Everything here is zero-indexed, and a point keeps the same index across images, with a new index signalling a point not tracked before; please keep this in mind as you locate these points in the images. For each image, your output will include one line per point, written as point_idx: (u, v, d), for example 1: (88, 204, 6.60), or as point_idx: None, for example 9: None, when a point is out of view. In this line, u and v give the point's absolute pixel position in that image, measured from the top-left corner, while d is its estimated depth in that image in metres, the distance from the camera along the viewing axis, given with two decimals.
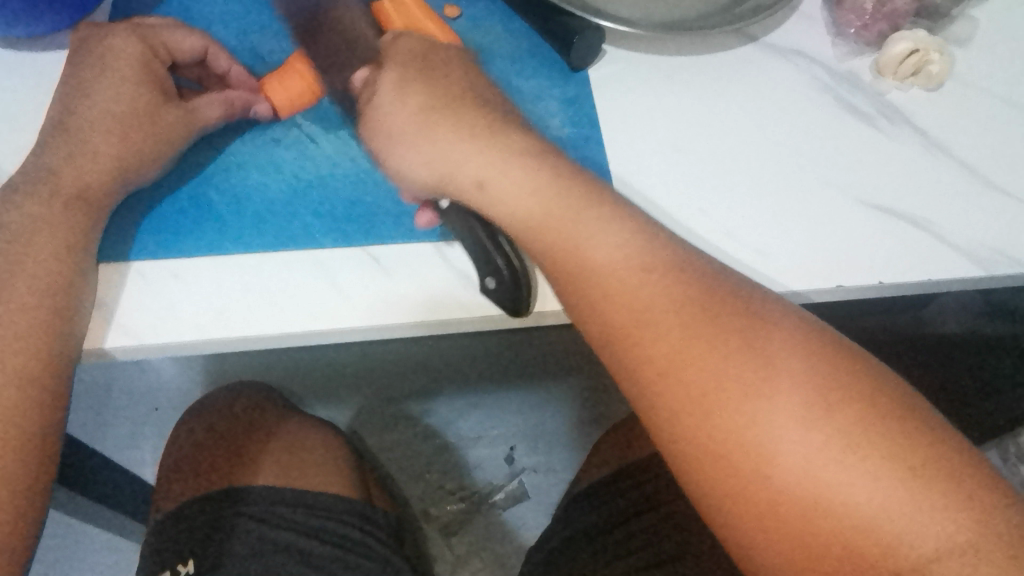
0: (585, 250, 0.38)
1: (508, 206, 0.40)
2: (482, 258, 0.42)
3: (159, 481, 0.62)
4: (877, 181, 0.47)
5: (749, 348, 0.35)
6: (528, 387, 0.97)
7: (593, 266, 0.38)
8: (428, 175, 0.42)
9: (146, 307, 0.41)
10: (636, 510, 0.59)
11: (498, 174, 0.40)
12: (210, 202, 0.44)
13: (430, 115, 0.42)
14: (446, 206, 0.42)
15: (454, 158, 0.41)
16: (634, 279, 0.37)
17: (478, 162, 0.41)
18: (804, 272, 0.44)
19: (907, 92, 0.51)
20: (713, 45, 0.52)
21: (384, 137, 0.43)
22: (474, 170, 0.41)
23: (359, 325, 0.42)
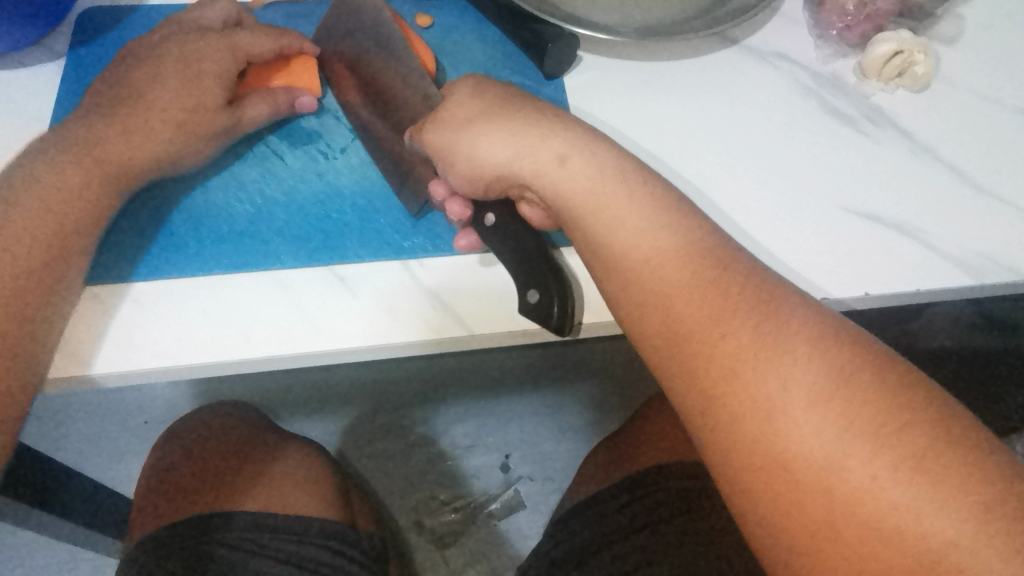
0: (659, 233, 0.37)
1: (584, 186, 0.39)
2: (528, 276, 0.41)
3: (142, 506, 0.61)
4: (863, 188, 0.46)
5: (731, 363, 0.33)
6: (522, 395, 0.96)
7: (660, 249, 0.37)
8: (509, 151, 0.40)
9: (104, 332, 0.39)
10: (624, 529, 0.57)
11: (583, 155, 0.40)
12: (171, 223, 0.43)
13: (505, 104, 0.42)
14: (491, 222, 0.42)
15: (532, 139, 0.40)
16: (708, 272, 0.36)
17: (557, 143, 0.40)
18: (790, 282, 0.43)
19: (893, 94, 0.49)
20: (692, 50, 0.51)
21: (461, 115, 0.41)
22: (556, 147, 0.40)
23: (326, 347, 0.40)
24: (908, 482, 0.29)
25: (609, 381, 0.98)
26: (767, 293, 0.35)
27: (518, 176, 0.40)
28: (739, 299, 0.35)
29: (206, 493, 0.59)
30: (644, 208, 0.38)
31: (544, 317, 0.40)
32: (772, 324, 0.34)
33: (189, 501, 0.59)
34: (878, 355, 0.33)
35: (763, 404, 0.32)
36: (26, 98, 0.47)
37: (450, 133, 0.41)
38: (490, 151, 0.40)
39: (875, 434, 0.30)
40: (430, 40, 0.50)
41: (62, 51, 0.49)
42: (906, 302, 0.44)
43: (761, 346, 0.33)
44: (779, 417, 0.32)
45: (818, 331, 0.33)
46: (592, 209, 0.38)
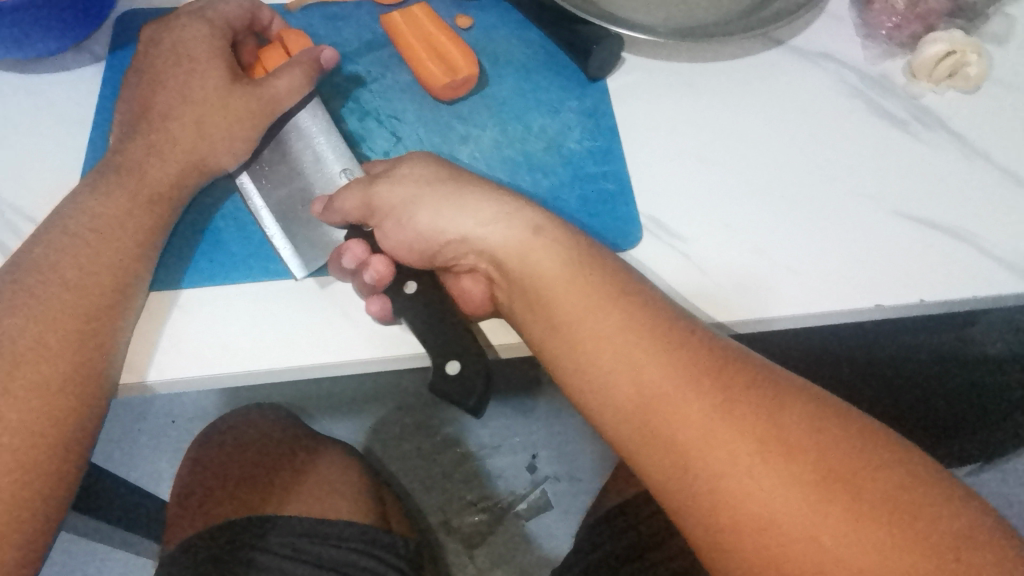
0: (631, 314, 0.35)
1: (547, 266, 0.37)
2: (454, 345, 0.38)
3: (181, 510, 0.62)
4: (913, 193, 0.45)
5: (710, 443, 0.32)
6: (550, 395, 0.94)
7: (630, 328, 0.35)
8: (478, 219, 0.38)
9: (152, 338, 0.40)
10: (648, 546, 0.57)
11: (555, 229, 0.38)
12: (217, 228, 0.43)
13: (464, 174, 0.40)
14: (411, 289, 0.40)
15: (499, 208, 0.39)
16: (679, 354, 0.34)
17: (527, 214, 0.39)
18: (846, 291, 0.42)
19: (943, 95, 0.48)
20: (738, 51, 0.50)
21: (422, 183, 0.39)
22: (530, 217, 0.38)
23: (371, 355, 0.40)
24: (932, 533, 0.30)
25: None
26: (743, 369, 0.34)
27: (482, 244, 0.38)
28: (706, 390, 0.33)
29: (241, 494, 0.60)
30: (619, 283, 0.37)
31: (472, 387, 0.38)
32: (741, 414, 0.33)
33: (225, 505, 0.59)
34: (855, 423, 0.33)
35: (748, 483, 0.31)
36: (68, 101, 0.47)
37: (417, 202, 0.39)
38: (455, 222, 0.38)
39: (863, 505, 0.31)
40: (470, 42, 0.50)
41: (102, 55, 0.49)
42: (962, 308, 0.43)
43: (726, 439, 0.32)
44: (761, 493, 0.31)
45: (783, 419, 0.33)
46: (557, 284, 0.36)
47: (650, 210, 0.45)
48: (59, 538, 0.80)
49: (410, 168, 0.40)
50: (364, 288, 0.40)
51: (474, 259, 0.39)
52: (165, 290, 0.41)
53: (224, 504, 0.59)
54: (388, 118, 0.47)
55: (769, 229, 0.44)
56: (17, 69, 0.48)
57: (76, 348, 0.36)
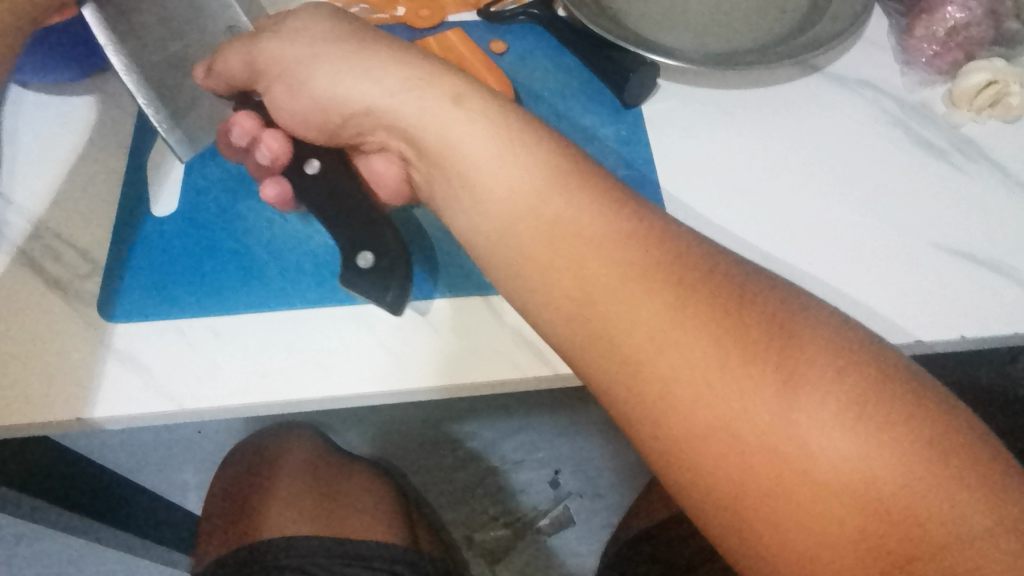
0: (550, 181, 0.32)
1: (480, 160, 0.33)
2: (366, 232, 0.41)
3: (213, 524, 0.63)
4: (952, 224, 0.44)
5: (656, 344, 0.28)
6: (576, 411, 0.94)
7: (571, 208, 0.31)
8: (387, 91, 0.35)
9: (189, 367, 0.40)
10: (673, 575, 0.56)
11: (480, 97, 0.34)
12: (255, 259, 0.44)
13: (364, 39, 0.36)
14: (314, 168, 0.42)
15: (410, 83, 0.34)
16: (617, 237, 0.30)
17: (445, 87, 0.34)
18: (886, 324, 0.41)
19: (984, 124, 0.48)
20: (776, 77, 0.50)
21: (317, 43, 0.36)
22: (448, 87, 0.34)
23: (404, 386, 0.40)
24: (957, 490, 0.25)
25: None
26: (722, 274, 0.29)
27: (397, 119, 0.35)
28: (683, 302, 0.28)
29: (274, 512, 0.61)
30: (569, 171, 0.32)
31: (389, 270, 0.41)
32: (711, 315, 0.28)
33: (258, 522, 0.60)
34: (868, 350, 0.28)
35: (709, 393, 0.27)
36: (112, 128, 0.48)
37: (327, 70, 0.36)
38: (360, 94, 0.35)
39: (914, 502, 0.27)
40: (505, 67, 0.50)
41: None
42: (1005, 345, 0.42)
43: (703, 352, 0.28)
44: (728, 411, 0.27)
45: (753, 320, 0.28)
46: (490, 174, 0.33)
47: None
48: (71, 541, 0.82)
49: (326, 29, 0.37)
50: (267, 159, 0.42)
51: (386, 134, 0.36)
52: (205, 320, 0.42)
53: (258, 519, 0.61)
54: None
55: (806, 258, 0.43)
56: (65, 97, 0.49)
57: None
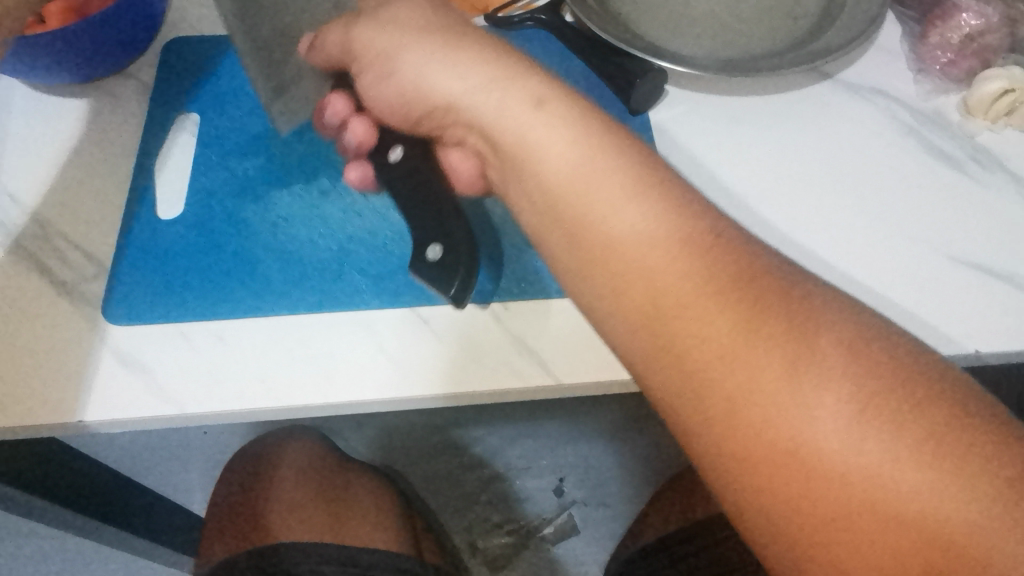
0: (621, 192, 0.29)
1: (548, 157, 0.31)
2: (432, 223, 0.38)
3: (214, 528, 0.63)
4: (966, 236, 0.43)
5: (702, 339, 0.26)
6: (582, 418, 0.93)
7: (637, 215, 0.29)
8: (465, 81, 0.33)
9: (193, 371, 0.40)
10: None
11: (561, 98, 0.32)
12: (259, 260, 0.44)
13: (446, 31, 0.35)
14: (396, 157, 0.41)
15: (493, 76, 0.33)
16: (683, 248, 0.28)
17: (526, 83, 0.32)
18: (918, 332, 0.40)
19: (1000, 133, 0.47)
20: (787, 84, 0.49)
21: (407, 32, 0.35)
22: (529, 88, 0.32)
23: (403, 393, 0.39)
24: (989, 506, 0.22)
25: None
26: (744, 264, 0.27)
27: (472, 112, 0.33)
28: (747, 315, 0.26)
29: (275, 519, 0.60)
30: (628, 158, 0.30)
31: (453, 265, 0.37)
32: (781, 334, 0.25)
33: (258, 528, 0.60)
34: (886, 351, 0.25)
35: (735, 392, 0.25)
36: None
37: (416, 55, 0.35)
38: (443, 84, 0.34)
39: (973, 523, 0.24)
40: None
41: None
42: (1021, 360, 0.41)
43: (774, 371, 0.25)
44: (752, 415, 0.25)
45: (785, 313, 0.26)
46: (550, 156, 0.31)
47: None
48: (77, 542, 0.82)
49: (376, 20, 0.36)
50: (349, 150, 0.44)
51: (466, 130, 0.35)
52: (211, 323, 0.42)
53: (259, 524, 0.60)
54: None
55: (816, 267, 0.42)
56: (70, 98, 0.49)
57: None
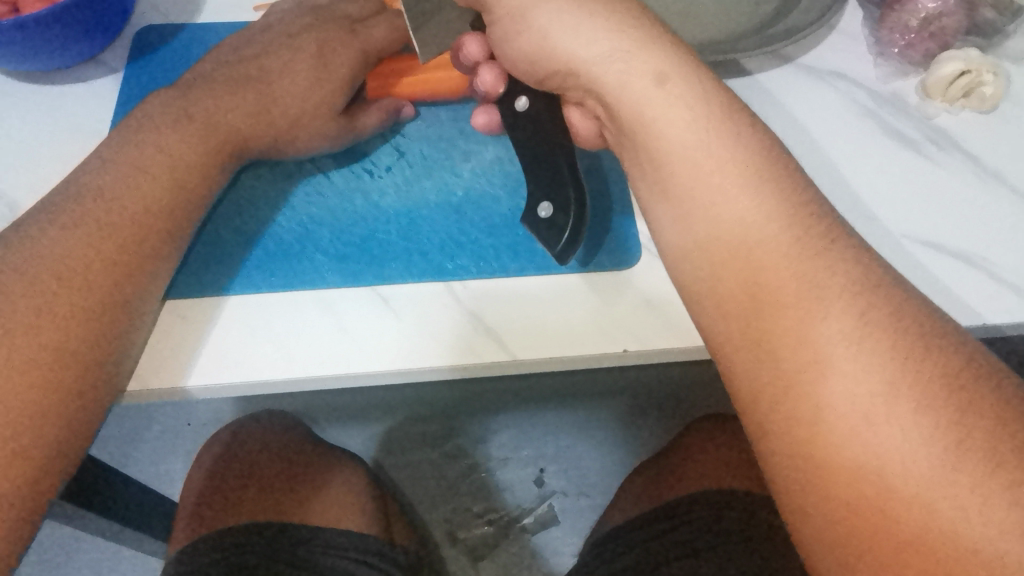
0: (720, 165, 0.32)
1: (660, 121, 0.33)
2: (547, 180, 0.40)
3: (187, 512, 0.62)
4: (925, 215, 0.44)
5: (798, 287, 0.30)
6: (561, 407, 0.94)
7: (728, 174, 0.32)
8: (596, 50, 0.35)
9: (153, 347, 0.40)
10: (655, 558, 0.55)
11: (681, 71, 0.34)
12: (222, 240, 0.44)
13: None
14: (526, 105, 0.41)
15: (631, 49, 0.34)
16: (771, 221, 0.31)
17: (652, 57, 0.34)
18: (936, 300, 0.41)
19: (957, 115, 0.47)
20: (747, 69, 0.49)
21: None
22: (653, 63, 0.34)
23: (364, 371, 0.40)
24: (990, 449, 0.25)
25: (649, 398, 0.95)
26: (824, 234, 0.31)
27: (594, 77, 0.35)
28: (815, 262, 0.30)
29: (244, 502, 0.60)
30: (741, 142, 0.33)
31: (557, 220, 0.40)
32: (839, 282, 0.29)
33: (230, 511, 0.60)
34: (921, 314, 0.29)
35: (814, 341, 0.29)
36: (82, 110, 0.48)
37: (544, 16, 0.35)
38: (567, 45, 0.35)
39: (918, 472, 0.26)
40: None
41: (118, 67, 0.50)
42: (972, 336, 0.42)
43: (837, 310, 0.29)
44: (788, 356, 0.29)
45: (859, 275, 0.30)
46: (665, 127, 0.33)
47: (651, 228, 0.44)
48: (57, 532, 0.82)
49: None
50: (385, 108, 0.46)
51: (583, 92, 0.37)
52: (170, 300, 0.41)
53: (229, 507, 0.60)
54: (393, 133, 0.48)
55: None
56: (30, 80, 0.48)
57: None
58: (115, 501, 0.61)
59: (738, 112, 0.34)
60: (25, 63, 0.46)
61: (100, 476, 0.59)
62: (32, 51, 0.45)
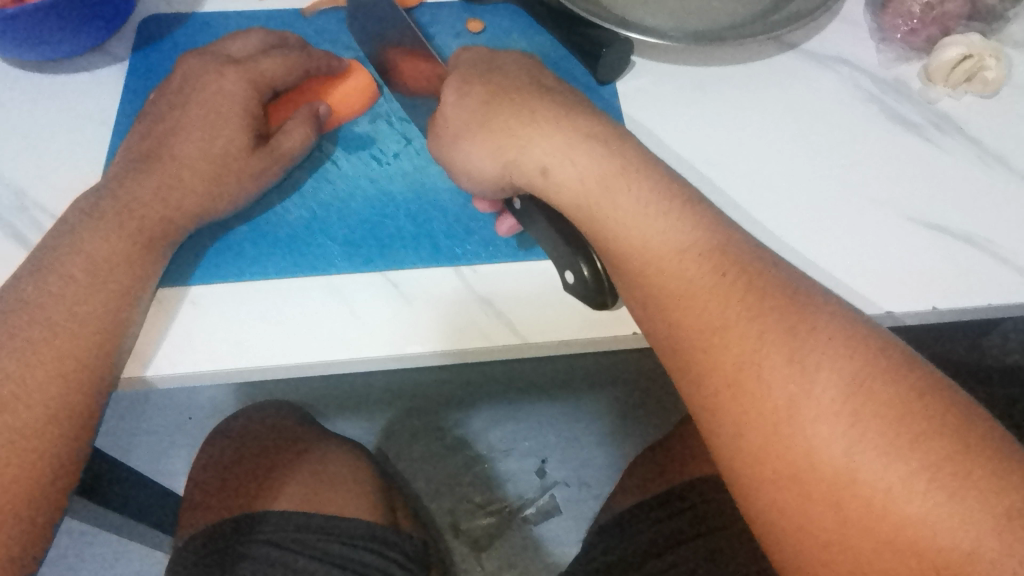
0: (640, 238, 0.37)
1: (572, 198, 0.39)
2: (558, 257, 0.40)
3: (193, 503, 0.63)
4: (928, 198, 0.44)
5: (719, 321, 0.34)
6: (563, 397, 0.94)
7: (647, 253, 0.36)
8: (503, 155, 0.40)
9: (166, 334, 0.40)
10: (663, 547, 0.56)
11: (563, 157, 0.39)
12: (230, 227, 0.44)
13: (490, 102, 0.42)
14: (520, 205, 0.42)
15: (519, 142, 0.40)
16: (696, 274, 0.35)
17: (543, 148, 0.40)
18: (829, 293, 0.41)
19: (960, 100, 0.48)
20: (750, 54, 0.50)
21: (473, 115, 0.41)
22: (539, 156, 0.39)
23: (377, 355, 0.40)
24: (951, 453, 0.29)
25: (650, 389, 0.96)
26: (720, 267, 0.35)
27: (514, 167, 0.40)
28: (751, 298, 0.34)
29: (249, 490, 0.61)
30: (641, 212, 0.37)
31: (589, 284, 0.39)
32: (763, 323, 0.33)
33: (237, 500, 0.60)
34: (872, 332, 0.33)
35: (753, 365, 0.32)
36: (87, 98, 0.48)
37: (450, 139, 0.42)
38: (475, 152, 0.41)
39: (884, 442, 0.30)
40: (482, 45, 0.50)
41: (124, 55, 0.50)
42: (977, 317, 0.42)
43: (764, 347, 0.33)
44: (746, 369, 0.32)
45: (770, 307, 0.33)
46: (574, 206, 0.39)
47: None
48: (63, 526, 0.82)
49: (479, 75, 0.43)
50: (306, 122, 0.45)
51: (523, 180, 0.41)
52: (180, 287, 0.42)
53: (235, 497, 0.60)
54: (399, 120, 0.48)
55: (776, 228, 0.43)
56: (34, 69, 0.48)
57: (94, 343, 0.37)
58: (122, 492, 0.62)
59: (654, 175, 0.39)
60: (27, 53, 0.46)
61: (106, 467, 0.59)
62: (33, 40, 0.45)
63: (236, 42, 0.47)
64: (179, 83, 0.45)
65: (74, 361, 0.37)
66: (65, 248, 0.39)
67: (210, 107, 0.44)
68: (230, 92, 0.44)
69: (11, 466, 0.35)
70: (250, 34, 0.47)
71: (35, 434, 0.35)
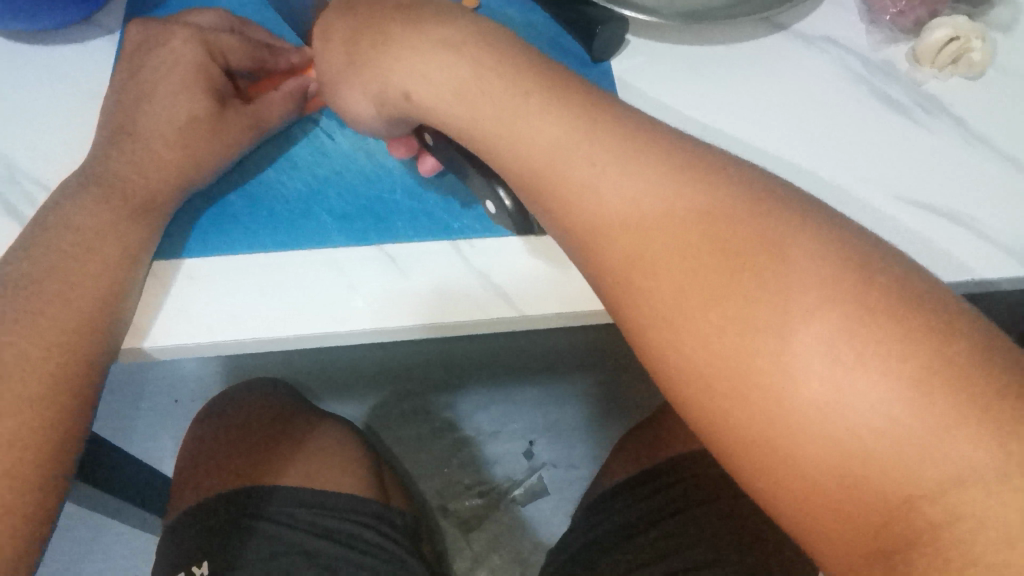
0: (583, 172, 0.34)
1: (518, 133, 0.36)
2: (485, 185, 0.41)
3: (187, 481, 0.63)
4: (914, 177, 0.45)
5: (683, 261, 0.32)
6: (551, 379, 0.95)
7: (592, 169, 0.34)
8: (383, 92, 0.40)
9: (162, 305, 0.40)
10: (660, 517, 0.56)
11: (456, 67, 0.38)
12: (229, 203, 0.44)
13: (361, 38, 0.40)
14: (433, 141, 0.42)
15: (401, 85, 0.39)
16: (655, 213, 0.33)
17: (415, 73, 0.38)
18: None
19: (946, 81, 0.49)
20: (741, 34, 0.50)
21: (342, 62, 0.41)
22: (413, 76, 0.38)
23: (376, 328, 0.41)
24: None
25: (636, 370, 0.97)
26: (677, 197, 0.33)
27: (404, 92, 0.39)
28: (702, 233, 0.32)
29: (247, 465, 0.61)
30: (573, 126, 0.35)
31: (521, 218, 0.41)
32: (718, 256, 0.31)
33: (234, 475, 0.60)
34: (860, 268, 0.30)
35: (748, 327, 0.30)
36: (78, 72, 0.47)
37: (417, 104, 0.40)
38: (416, 74, 0.38)
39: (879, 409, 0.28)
40: None
41: (113, 28, 0.49)
42: (961, 291, 0.43)
43: (715, 286, 0.31)
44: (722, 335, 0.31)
45: (713, 237, 0.32)
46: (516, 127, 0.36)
47: (633, 93, 0.48)
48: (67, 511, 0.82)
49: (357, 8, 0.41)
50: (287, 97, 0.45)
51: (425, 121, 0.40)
52: (173, 260, 0.42)
53: (231, 473, 0.60)
54: None
55: None
56: (22, 42, 0.48)
57: (92, 318, 0.38)
58: (111, 474, 0.61)
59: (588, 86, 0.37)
60: (16, 23, 0.46)
61: (95, 449, 0.59)
62: (22, 11, 0.45)
63: (202, 19, 0.47)
64: (158, 49, 0.44)
65: (67, 333, 0.37)
66: (65, 226, 0.39)
67: (196, 79, 0.44)
68: (212, 69, 0.44)
69: (24, 443, 0.35)
70: (210, 11, 0.47)
71: (44, 411, 0.36)
